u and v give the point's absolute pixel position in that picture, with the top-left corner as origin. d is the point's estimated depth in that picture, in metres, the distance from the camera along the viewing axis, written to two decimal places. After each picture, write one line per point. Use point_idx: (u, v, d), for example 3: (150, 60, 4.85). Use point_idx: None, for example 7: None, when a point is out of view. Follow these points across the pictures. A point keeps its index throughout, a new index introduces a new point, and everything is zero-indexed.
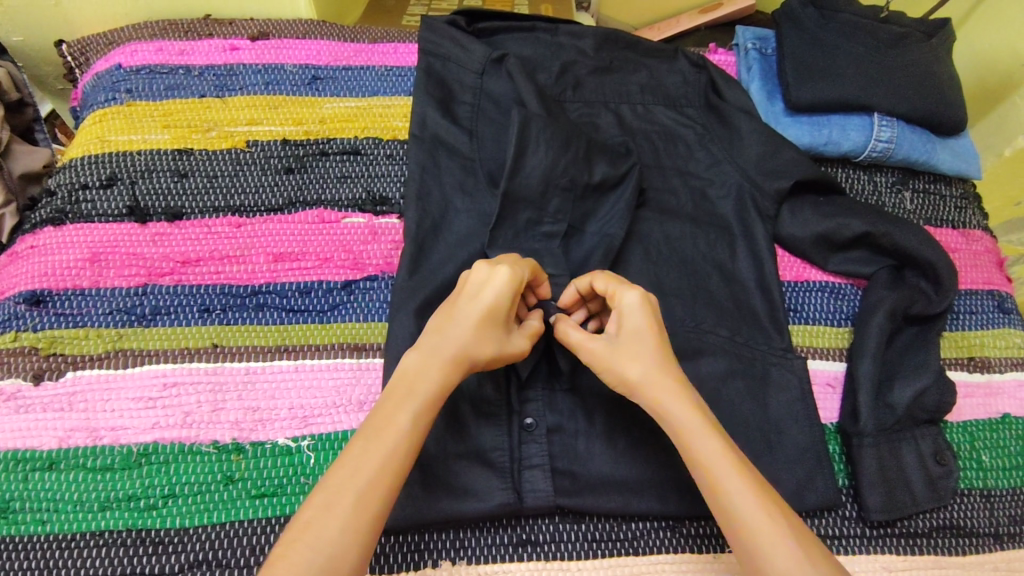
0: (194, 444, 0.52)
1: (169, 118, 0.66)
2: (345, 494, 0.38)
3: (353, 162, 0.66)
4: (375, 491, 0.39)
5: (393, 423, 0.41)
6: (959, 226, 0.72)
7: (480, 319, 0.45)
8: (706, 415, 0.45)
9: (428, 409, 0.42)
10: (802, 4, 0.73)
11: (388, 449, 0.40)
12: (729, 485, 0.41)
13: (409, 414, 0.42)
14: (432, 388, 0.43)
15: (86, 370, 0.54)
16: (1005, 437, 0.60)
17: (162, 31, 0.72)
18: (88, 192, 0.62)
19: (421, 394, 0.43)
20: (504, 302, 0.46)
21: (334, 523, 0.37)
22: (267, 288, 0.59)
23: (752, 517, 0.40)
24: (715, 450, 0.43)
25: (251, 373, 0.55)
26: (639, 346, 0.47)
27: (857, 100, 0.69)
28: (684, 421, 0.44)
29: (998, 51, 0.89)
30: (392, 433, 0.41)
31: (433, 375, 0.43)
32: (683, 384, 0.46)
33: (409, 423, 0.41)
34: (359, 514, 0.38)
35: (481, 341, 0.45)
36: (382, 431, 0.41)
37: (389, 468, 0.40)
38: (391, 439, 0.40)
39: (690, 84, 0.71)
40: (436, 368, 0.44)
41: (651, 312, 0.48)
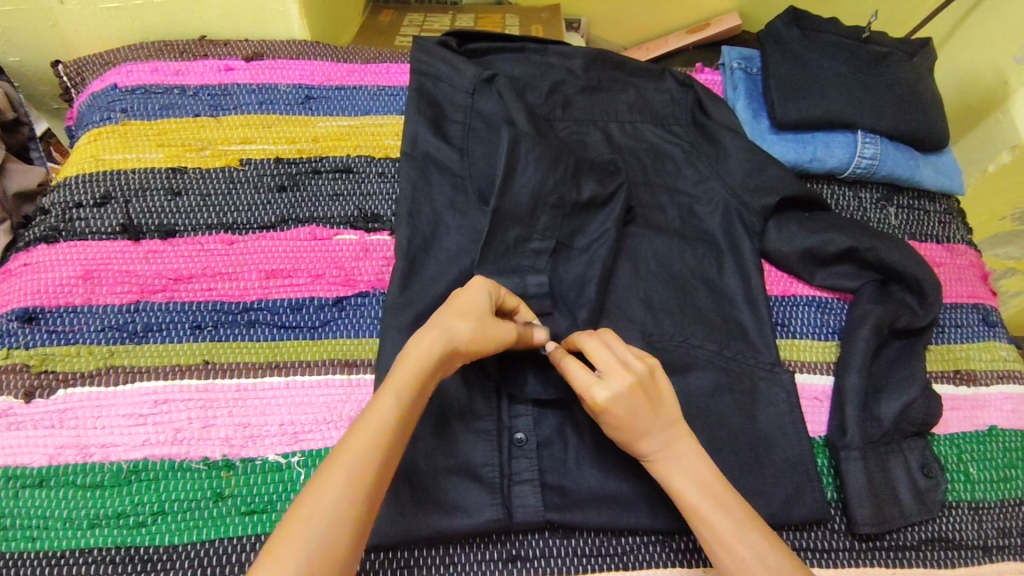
0: (184, 461, 0.52)
1: (163, 138, 0.67)
2: (340, 465, 0.39)
3: (345, 180, 0.67)
4: (367, 459, 0.40)
5: (382, 402, 0.42)
6: (943, 241, 0.73)
7: (461, 309, 0.48)
8: (695, 462, 0.47)
9: (413, 384, 0.43)
10: (785, 25, 0.75)
11: (379, 421, 0.41)
12: (710, 534, 0.45)
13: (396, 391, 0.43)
14: (418, 366, 0.44)
15: (77, 387, 0.54)
16: (992, 449, 0.61)
17: (157, 52, 0.73)
18: (82, 210, 0.62)
19: (406, 372, 0.43)
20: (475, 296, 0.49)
21: (328, 493, 0.38)
22: (259, 304, 0.59)
23: (731, 560, 0.44)
24: (698, 501, 0.46)
25: (241, 391, 0.55)
26: (613, 431, 0.48)
27: (841, 118, 0.71)
28: (669, 476, 0.47)
29: (980, 71, 0.92)
30: (379, 406, 0.42)
31: (417, 354, 0.45)
32: (670, 440, 0.48)
33: (396, 396, 0.42)
34: (353, 487, 0.39)
35: (463, 324, 0.47)
36: (372, 408, 0.42)
37: (380, 441, 0.41)
38: (382, 413, 0.42)
39: (677, 103, 0.72)
40: (421, 348, 0.45)
41: (620, 407, 0.47)
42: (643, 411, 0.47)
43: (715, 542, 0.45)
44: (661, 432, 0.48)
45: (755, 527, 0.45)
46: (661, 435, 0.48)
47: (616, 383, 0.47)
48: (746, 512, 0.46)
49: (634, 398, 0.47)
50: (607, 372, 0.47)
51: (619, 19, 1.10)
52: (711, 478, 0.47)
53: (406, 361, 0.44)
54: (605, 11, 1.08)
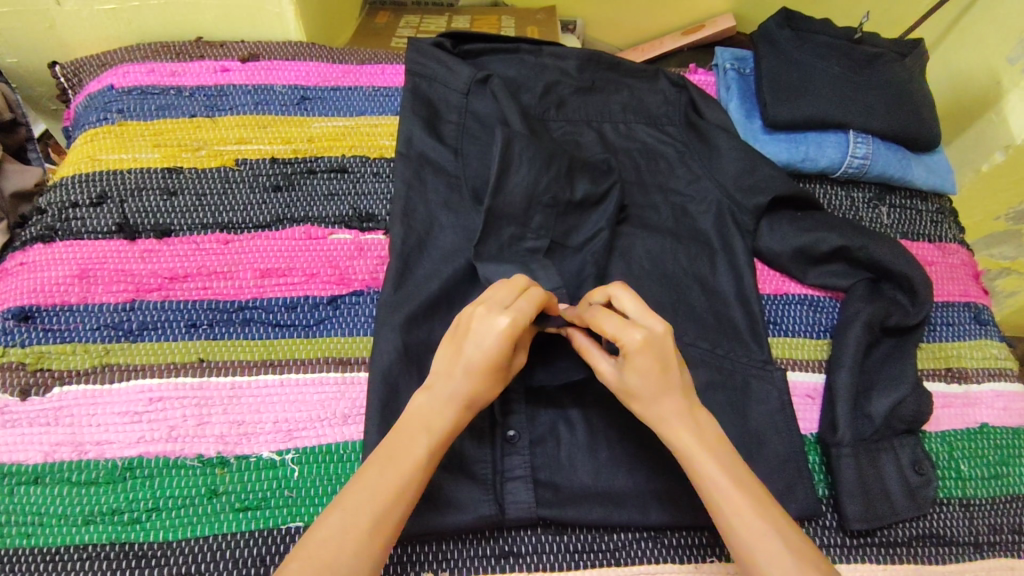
0: (179, 458, 0.53)
1: (159, 138, 0.68)
2: (365, 514, 0.41)
3: (340, 179, 0.67)
4: (390, 512, 0.42)
5: (412, 453, 0.44)
6: (935, 240, 0.73)
7: (481, 369, 0.45)
8: (711, 431, 0.47)
9: (440, 443, 0.45)
10: (778, 25, 0.75)
11: (404, 479, 0.43)
12: (727, 503, 0.44)
13: (425, 445, 0.44)
14: (446, 420, 0.45)
15: (73, 385, 0.55)
16: (983, 447, 0.61)
17: (154, 53, 0.73)
18: (78, 210, 0.63)
19: (435, 425, 0.45)
20: (503, 345, 0.45)
21: (348, 543, 0.40)
22: (254, 303, 0.60)
23: (750, 531, 0.43)
24: (715, 470, 0.45)
25: (236, 388, 0.55)
26: (641, 384, 0.46)
27: (833, 118, 0.71)
28: (686, 442, 0.46)
29: (972, 71, 0.92)
30: (408, 463, 0.43)
31: (445, 413, 0.45)
32: (688, 407, 0.47)
33: (425, 454, 0.44)
34: (372, 542, 0.41)
35: (488, 382, 0.46)
36: (399, 461, 0.43)
37: (402, 498, 0.42)
38: (410, 464, 0.43)
39: (671, 103, 0.73)
40: (448, 401, 0.45)
41: (656, 352, 0.46)
42: (672, 361, 0.46)
43: (732, 512, 0.44)
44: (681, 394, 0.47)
45: (769, 501, 0.44)
46: (678, 399, 0.47)
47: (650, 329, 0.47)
48: (759, 488, 0.45)
49: (670, 341, 0.47)
50: (640, 319, 0.47)
51: (615, 21, 1.10)
52: (726, 451, 0.46)
53: (435, 411, 0.45)
54: (601, 13, 1.09)
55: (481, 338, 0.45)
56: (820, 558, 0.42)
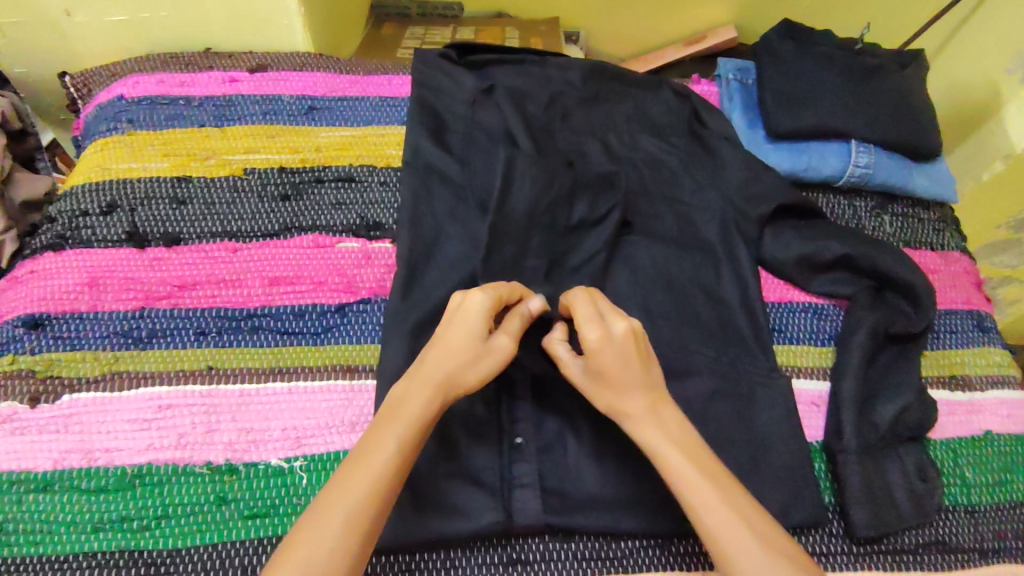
0: (188, 465, 0.53)
1: (169, 147, 0.68)
2: (337, 507, 0.41)
3: (347, 189, 0.68)
4: (366, 502, 0.41)
5: (384, 443, 0.44)
6: (937, 249, 0.74)
7: (458, 345, 0.48)
8: (678, 427, 0.47)
9: (417, 428, 0.45)
10: (779, 37, 0.76)
11: (379, 469, 0.42)
12: (695, 497, 0.44)
13: (399, 433, 0.44)
14: (420, 408, 0.45)
15: (82, 392, 0.55)
16: (987, 454, 0.61)
17: (164, 64, 0.74)
18: (88, 218, 0.63)
19: (408, 414, 0.45)
20: (475, 321, 0.49)
21: (328, 541, 0.39)
22: (262, 311, 0.60)
23: (719, 526, 0.43)
24: (681, 462, 0.45)
25: (244, 396, 0.56)
26: (603, 380, 0.48)
27: (835, 127, 0.72)
28: (653, 437, 0.46)
29: (973, 80, 0.94)
30: (382, 453, 0.43)
31: (421, 398, 0.46)
32: (655, 404, 0.48)
33: (400, 441, 0.44)
34: (353, 532, 0.40)
35: (465, 360, 0.48)
36: (375, 452, 0.43)
37: (380, 487, 0.42)
38: (382, 455, 0.43)
39: (674, 113, 0.75)
40: (422, 391, 0.46)
41: (618, 348, 0.47)
42: (634, 358, 0.47)
43: (699, 502, 0.44)
44: (647, 390, 0.48)
45: (739, 492, 0.44)
46: (644, 395, 0.47)
47: (614, 327, 0.48)
48: (729, 480, 0.45)
49: (633, 339, 0.48)
50: (608, 319, 0.49)
51: (617, 32, 1.11)
52: (696, 445, 0.46)
53: (411, 399, 0.46)
54: (603, 25, 1.10)
55: (456, 319, 0.50)
56: (792, 546, 0.42)
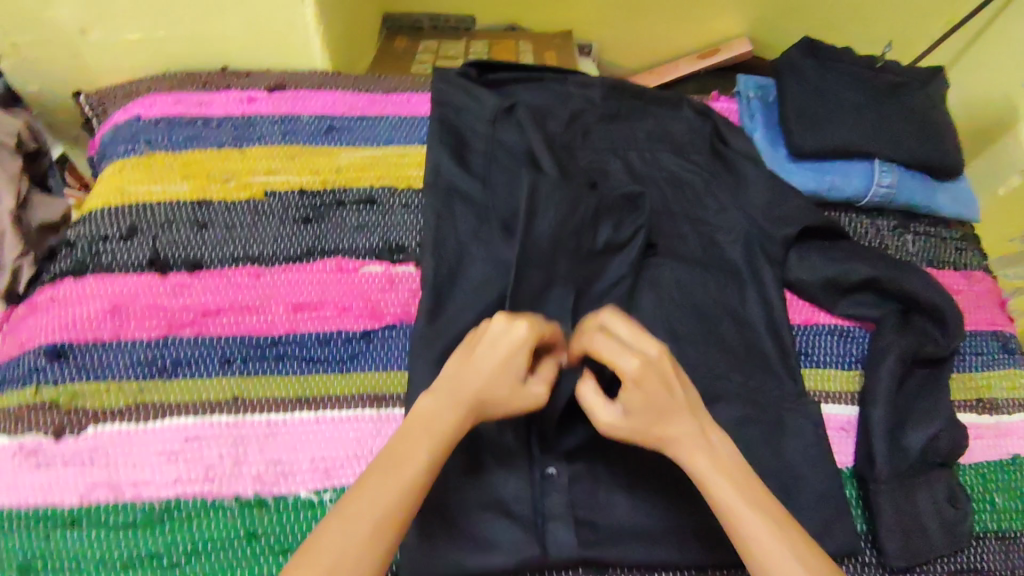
0: (216, 499, 0.52)
1: (188, 169, 0.67)
2: (364, 521, 0.41)
3: (369, 211, 0.67)
4: (393, 519, 0.41)
5: (413, 458, 0.43)
6: (960, 268, 0.73)
7: (493, 373, 0.47)
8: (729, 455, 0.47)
9: (444, 445, 0.45)
10: (800, 54, 0.76)
11: (406, 484, 0.42)
12: (745, 528, 0.44)
13: (428, 450, 0.44)
14: (450, 427, 0.45)
15: (108, 424, 0.54)
16: (1016, 479, 0.61)
17: (181, 83, 0.74)
18: (108, 243, 0.62)
19: (437, 431, 0.45)
20: (518, 352, 0.47)
21: (350, 553, 0.39)
22: (287, 338, 0.59)
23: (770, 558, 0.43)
24: (728, 491, 0.45)
25: (272, 426, 0.55)
26: (651, 409, 0.46)
27: (857, 147, 0.72)
28: (703, 466, 0.46)
29: (988, 95, 0.94)
30: (410, 468, 0.43)
31: (450, 414, 0.45)
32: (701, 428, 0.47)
33: (429, 456, 0.44)
34: (374, 548, 0.40)
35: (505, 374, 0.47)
36: (405, 464, 0.43)
37: (405, 505, 0.42)
38: (410, 469, 0.43)
39: (695, 132, 0.74)
40: (451, 407, 0.45)
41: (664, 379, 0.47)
42: (675, 382, 0.47)
43: (746, 533, 0.44)
44: (694, 416, 0.47)
45: (785, 520, 0.44)
46: (690, 421, 0.47)
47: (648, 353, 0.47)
48: (776, 508, 0.45)
49: (667, 363, 0.48)
50: (637, 346, 0.48)
51: (630, 45, 1.11)
52: (742, 471, 0.46)
53: (440, 414, 0.45)
54: (616, 36, 1.09)
55: (494, 345, 0.47)
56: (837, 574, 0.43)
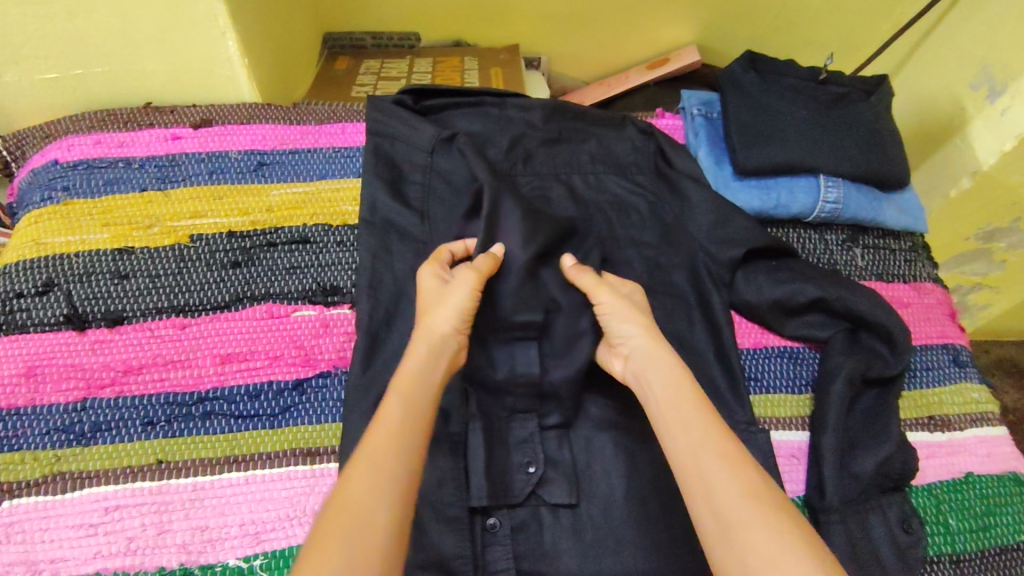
0: (139, 573, 0.49)
1: (108, 216, 0.64)
2: (362, 468, 0.41)
3: (302, 251, 0.65)
4: (392, 460, 0.42)
5: (390, 405, 0.45)
6: (910, 280, 0.73)
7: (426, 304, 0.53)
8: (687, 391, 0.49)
9: (417, 387, 0.47)
10: (743, 69, 0.75)
11: (400, 426, 0.44)
12: (698, 425, 0.46)
13: (401, 395, 0.46)
14: (416, 371, 0.48)
15: (23, 498, 0.51)
16: (969, 498, 0.60)
17: (100, 122, 0.70)
18: (23, 300, 0.59)
19: (405, 379, 0.47)
20: (428, 282, 0.55)
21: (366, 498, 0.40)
22: (214, 393, 0.57)
23: (711, 476, 0.43)
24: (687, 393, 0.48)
25: (198, 490, 0.53)
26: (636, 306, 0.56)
27: (802, 161, 0.70)
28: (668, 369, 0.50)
29: (938, 96, 0.93)
30: (389, 410, 0.45)
31: (416, 360, 0.49)
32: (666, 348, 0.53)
33: (401, 406, 0.45)
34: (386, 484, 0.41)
35: (440, 312, 0.52)
36: (381, 436, 0.43)
37: (406, 441, 0.43)
38: (391, 415, 0.44)
39: (639, 151, 0.73)
40: (415, 356, 0.49)
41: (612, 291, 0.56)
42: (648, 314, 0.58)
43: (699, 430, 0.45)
44: (644, 328, 0.53)
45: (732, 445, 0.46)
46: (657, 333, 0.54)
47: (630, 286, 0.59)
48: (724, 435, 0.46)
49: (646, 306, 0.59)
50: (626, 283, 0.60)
51: (579, 58, 1.09)
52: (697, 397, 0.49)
53: (406, 365, 0.48)
54: (564, 48, 1.07)
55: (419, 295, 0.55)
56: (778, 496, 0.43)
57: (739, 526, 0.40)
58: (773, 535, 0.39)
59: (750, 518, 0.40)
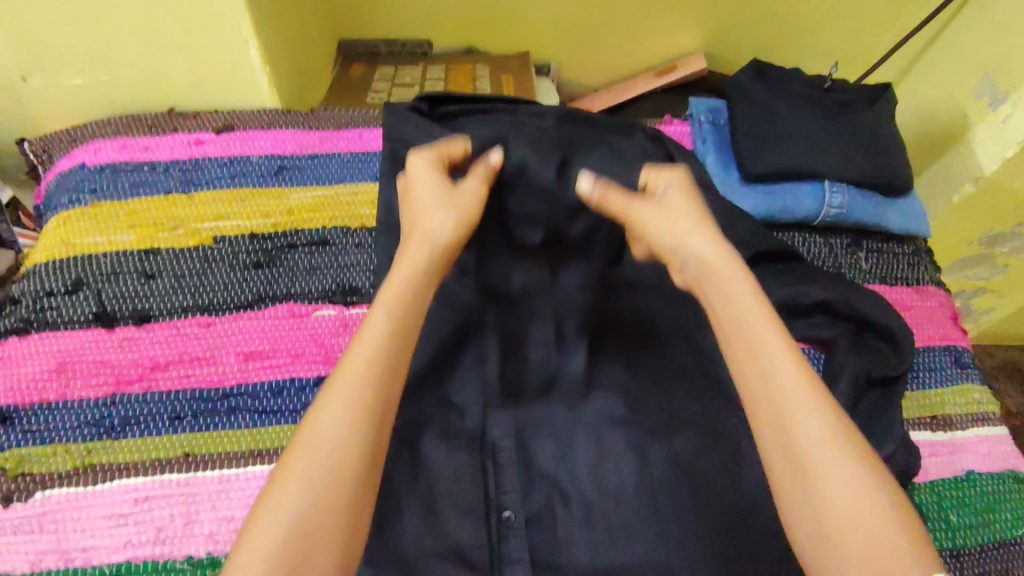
0: (168, 561, 0.51)
1: (134, 218, 0.66)
2: (311, 435, 0.38)
3: (321, 253, 0.67)
4: (347, 426, 0.39)
5: (352, 356, 0.41)
6: (912, 283, 0.75)
7: (419, 203, 0.50)
8: (756, 302, 0.44)
9: (385, 337, 0.42)
10: (750, 77, 0.77)
11: (357, 383, 0.40)
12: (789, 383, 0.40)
13: (367, 346, 0.41)
14: (387, 315, 0.43)
15: (56, 489, 0.53)
16: (970, 495, 0.62)
17: (126, 127, 0.72)
18: (53, 299, 0.61)
19: (373, 327, 0.42)
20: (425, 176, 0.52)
21: (310, 476, 0.37)
22: (238, 389, 0.59)
23: (808, 450, 0.38)
24: (778, 342, 0.42)
25: (224, 482, 0.54)
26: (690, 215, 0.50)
27: (807, 168, 0.72)
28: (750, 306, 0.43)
29: (940, 104, 0.95)
30: (353, 363, 0.41)
31: (387, 305, 0.43)
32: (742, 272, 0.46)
33: (366, 358, 0.41)
34: (332, 457, 0.37)
35: (432, 215, 0.49)
36: (338, 392, 0.39)
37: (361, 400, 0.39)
38: (351, 368, 0.40)
39: (648, 157, 0.75)
40: (388, 293, 0.44)
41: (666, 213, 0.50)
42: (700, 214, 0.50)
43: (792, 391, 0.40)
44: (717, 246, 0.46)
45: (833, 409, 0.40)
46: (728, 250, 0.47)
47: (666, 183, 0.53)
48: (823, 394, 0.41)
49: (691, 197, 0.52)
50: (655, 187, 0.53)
51: (588, 65, 1.11)
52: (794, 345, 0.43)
53: (375, 309, 0.43)
54: (573, 55, 1.09)
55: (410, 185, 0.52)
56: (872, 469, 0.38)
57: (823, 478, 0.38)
58: (860, 492, 0.37)
59: (843, 500, 0.37)
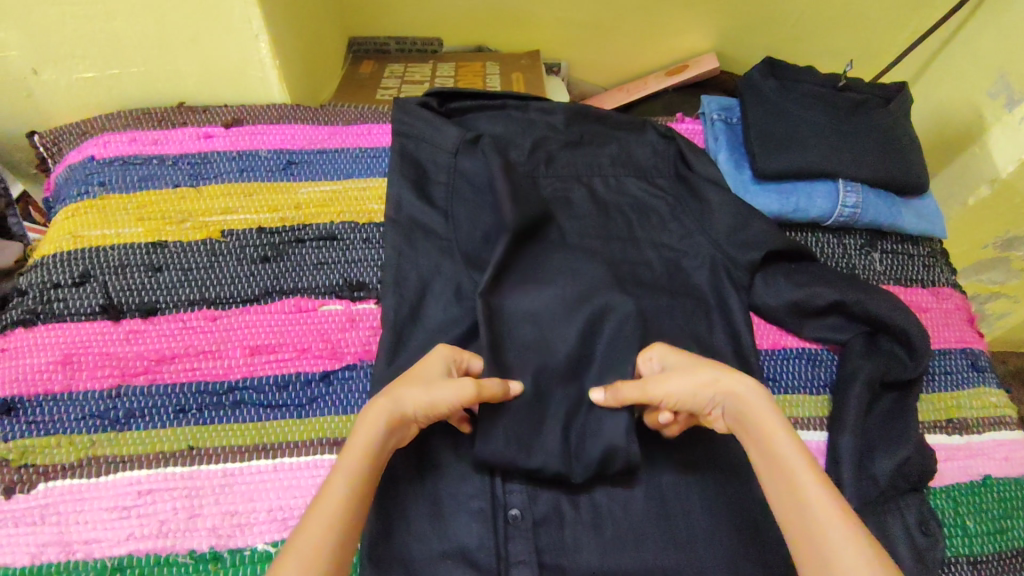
0: (171, 555, 0.51)
1: (142, 211, 0.66)
2: (291, 556, 0.37)
3: (329, 248, 0.66)
4: (322, 546, 0.38)
5: (332, 488, 0.41)
6: (928, 285, 0.73)
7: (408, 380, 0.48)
8: (767, 408, 0.46)
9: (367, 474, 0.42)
10: (762, 75, 0.76)
11: (342, 510, 0.40)
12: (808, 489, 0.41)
13: (346, 477, 0.41)
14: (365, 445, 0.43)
15: (58, 481, 0.53)
16: (987, 501, 0.61)
17: (135, 121, 0.72)
18: (60, 291, 0.61)
19: (353, 454, 0.42)
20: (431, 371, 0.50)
21: None
22: (244, 383, 0.58)
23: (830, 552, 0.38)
24: (792, 448, 0.43)
25: (228, 476, 0.54)
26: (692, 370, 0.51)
27: (822, 167, 0.71)
28: (767, 423, 0.45)
29: (956, 104, 0.93)
30: (335, 493, 0.40)
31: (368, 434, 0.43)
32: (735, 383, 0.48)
33: (346, 490, 0.41)
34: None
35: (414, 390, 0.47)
36: (320, 516, 0.39)
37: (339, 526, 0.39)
38: (331, 497, 0.40)
39: (659, 155, 0.74)
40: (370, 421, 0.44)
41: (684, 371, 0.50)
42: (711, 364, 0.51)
43: (808, 495, 0.41)
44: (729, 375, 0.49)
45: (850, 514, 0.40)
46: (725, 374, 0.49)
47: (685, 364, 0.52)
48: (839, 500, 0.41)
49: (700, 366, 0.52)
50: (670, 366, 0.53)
51: (598, 64, 1.11)
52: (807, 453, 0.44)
53: (356, 435, 0.44)
54: (583, 53, 1.09)
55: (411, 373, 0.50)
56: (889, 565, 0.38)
57: (831, 559, 0.38)
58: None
59: None
